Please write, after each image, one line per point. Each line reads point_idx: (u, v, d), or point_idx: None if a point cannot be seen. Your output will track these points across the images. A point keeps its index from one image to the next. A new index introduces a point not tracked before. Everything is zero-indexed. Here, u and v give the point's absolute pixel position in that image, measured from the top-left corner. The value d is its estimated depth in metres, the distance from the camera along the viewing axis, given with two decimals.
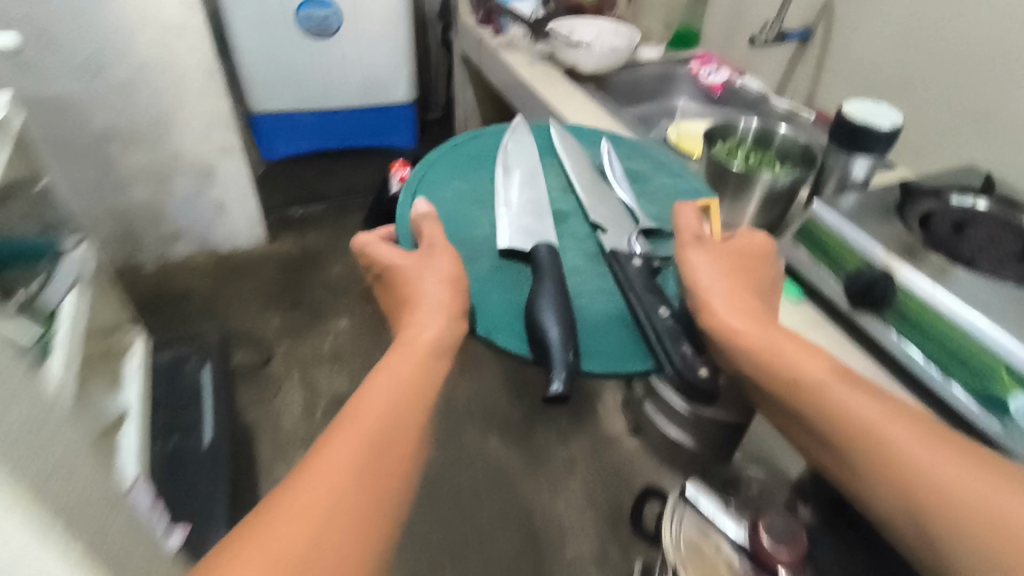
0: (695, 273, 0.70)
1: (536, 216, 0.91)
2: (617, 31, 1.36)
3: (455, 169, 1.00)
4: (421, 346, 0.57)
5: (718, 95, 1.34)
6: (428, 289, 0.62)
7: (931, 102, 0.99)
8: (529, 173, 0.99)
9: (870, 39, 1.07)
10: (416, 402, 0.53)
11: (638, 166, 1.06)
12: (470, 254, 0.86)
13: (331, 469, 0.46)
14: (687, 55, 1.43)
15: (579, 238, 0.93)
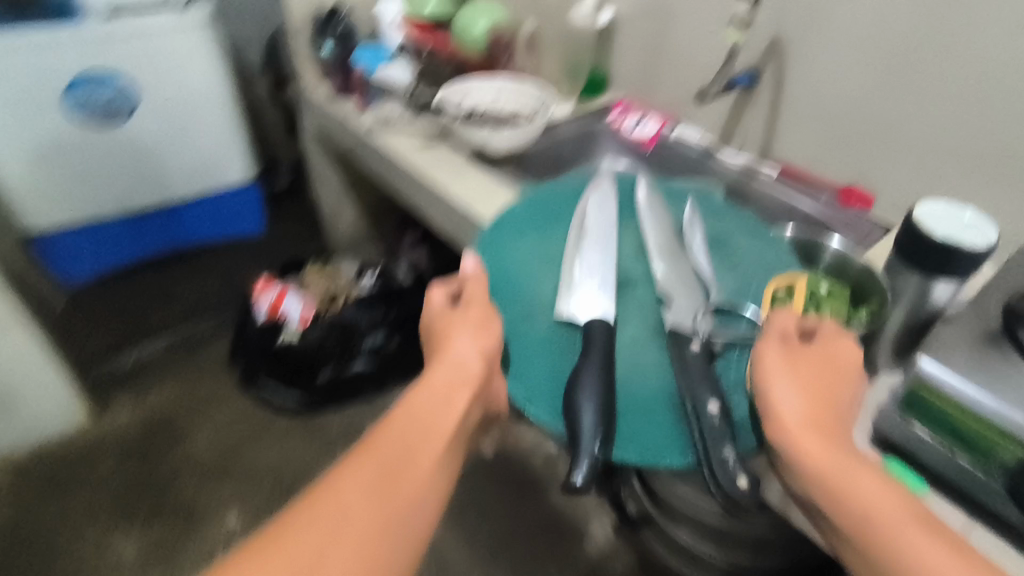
0: (771, 389, 0.55)
1: (595, 279, 0.79)
2: (520, 93, 1.09)
3: (527, 217, 0.91)
4: (453, 386, 0.64)
5: (651, 150, 1.12)
6: (459, 350, 0.66)
7: (931, 153, 0.85)
8: (605, 230, 0.88)
9: (836, 83, 0.91)
10: (439, 437, 0.59)
11: (721, 229, 0.90)
12: (524, 314, 0.79)
13: (374, 464, 0.54)
14: (602, 105, 1.20)
15: (646, 307, 0.81)
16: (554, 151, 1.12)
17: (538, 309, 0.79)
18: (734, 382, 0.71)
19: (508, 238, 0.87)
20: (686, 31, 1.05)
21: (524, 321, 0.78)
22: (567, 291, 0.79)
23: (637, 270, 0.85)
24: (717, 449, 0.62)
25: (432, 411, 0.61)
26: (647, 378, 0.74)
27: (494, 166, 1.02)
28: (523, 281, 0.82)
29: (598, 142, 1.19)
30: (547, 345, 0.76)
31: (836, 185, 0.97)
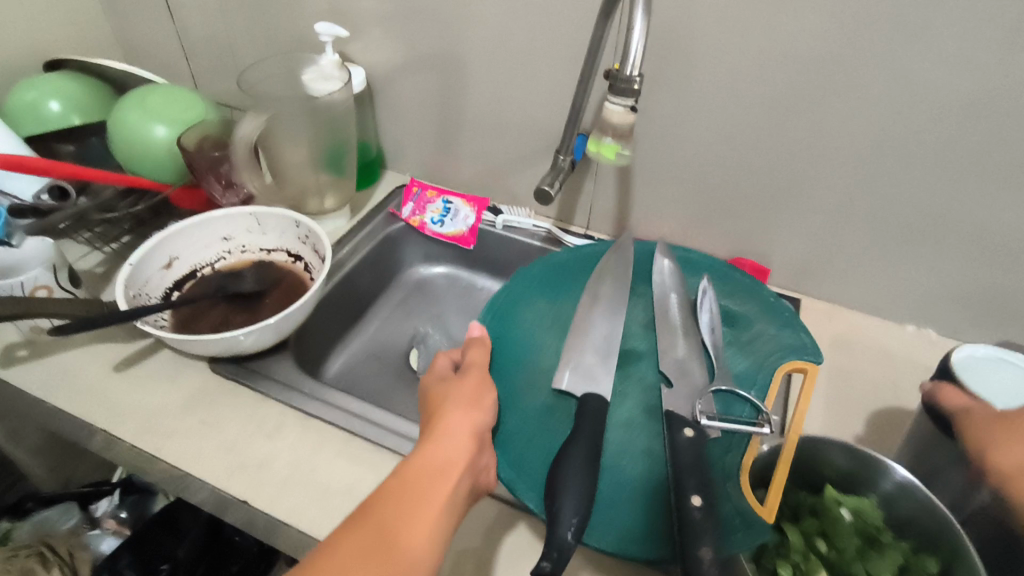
0: (960, 408, 0.47)
1: (600, 354, 0.60)
2: (267, 229, 0.72)
3: (541, 278, 0.71)
4: (453, 454, 0.47)
5: (474, 246, 0.83)
6: (454, 420, 0.49)
7: (831, 217, 0.67)
8: (619, 298, 0.66)
9: (703, 145, 0.68)
10: (434, 510, 0.43)
11: (744, 302, 0.66)
12: (511, 393, 0.59)
13: (366, 533, 0.40)
14: (388, 194, 0.86)
15: (645, 386, 0.60)
16: (343, 292, 0.75)
17: (539, 380, 0.61)
18: (728, 469, 0.50)
19: (517, 300, 0.68)
20: (485, 88, 0.74)
21: (527, 395, 0.59)
22: (570, 359, 0.60)
23: (640, 346, 0.63)
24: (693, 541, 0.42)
25: (426, 474, 0.45)
26: (632, 468, 0.53)
27: (261, 372, 0.62)
28: (525, 350, 0.64)
29: (400, 249, 0.84)
30: (536, 435, 0.56)
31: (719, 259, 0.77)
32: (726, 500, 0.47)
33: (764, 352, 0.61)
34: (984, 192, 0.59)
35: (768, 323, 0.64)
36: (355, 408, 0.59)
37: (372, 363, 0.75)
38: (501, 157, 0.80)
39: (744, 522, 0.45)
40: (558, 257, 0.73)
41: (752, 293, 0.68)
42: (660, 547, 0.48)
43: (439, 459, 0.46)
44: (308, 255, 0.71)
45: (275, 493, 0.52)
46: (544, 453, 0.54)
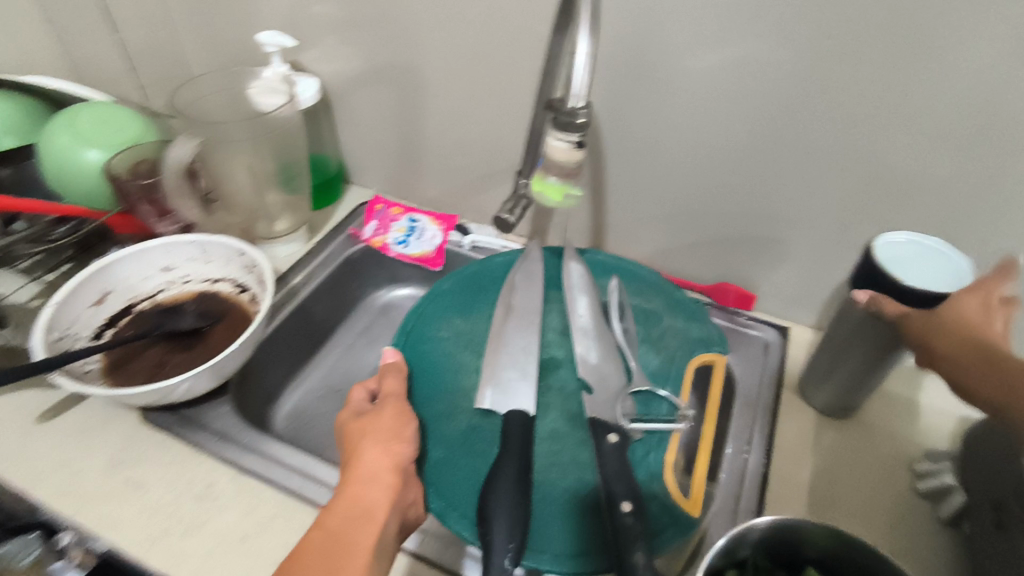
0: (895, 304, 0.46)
1: (521, 369, 0.55)
2: (212, 257, 0.66)
3: (456, 294, 0.66)
4: (378, 492, 0.42)
5: (440, 268, 0.77)
6: (374, 455, 0.44)
7: (827, 242, 0.61)
8: (534, 302, 0.61)
9: (685, 160, 0.62)
10: (364, 554, 0.38)
11: (653, 302, 0.64)
12: (439, 414, 0.55)
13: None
14: (349, 213, 0.80)
15: (563, 396, 0.56)
16: (296, 322, 0.70)
17: (461, 402, 0.56)
18: (653, 469, 0.50)
19: (426, 320, 0.63)
20: (448, 100, 0.67)
21: (447, 419, 0.55)
22: (490, 376, 0.55)
23: (557, 354, 0.60)
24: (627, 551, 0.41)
25: (349, 519, 0.40)
26: (562, 479, 0.50)
27: (196, 420, 0.57)
28: (446, 371, 0.59)
29: (362, 272, 0.79)
30: (455, 451, 0.52)
31: (702, 282, 0.71)
32: (652, 497, 0.49)
33: (673, 347, 0.60)
34: (998, 220, 0.53)
35: (676, 318, 0.62)
36: (295, 460, 0.54)
37: (327, 398, 0.70)
38: (467, 173, 0.74)
39: (671, 515, 0.48)
40: (468, 266, 0.68)
41: (660, 289, 0.65)
42: (597, 557, 0.46)
43: (362, 500, 0.41)
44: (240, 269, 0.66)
45: (200, 564, 0.48)
46: (471, 465, 0.51)
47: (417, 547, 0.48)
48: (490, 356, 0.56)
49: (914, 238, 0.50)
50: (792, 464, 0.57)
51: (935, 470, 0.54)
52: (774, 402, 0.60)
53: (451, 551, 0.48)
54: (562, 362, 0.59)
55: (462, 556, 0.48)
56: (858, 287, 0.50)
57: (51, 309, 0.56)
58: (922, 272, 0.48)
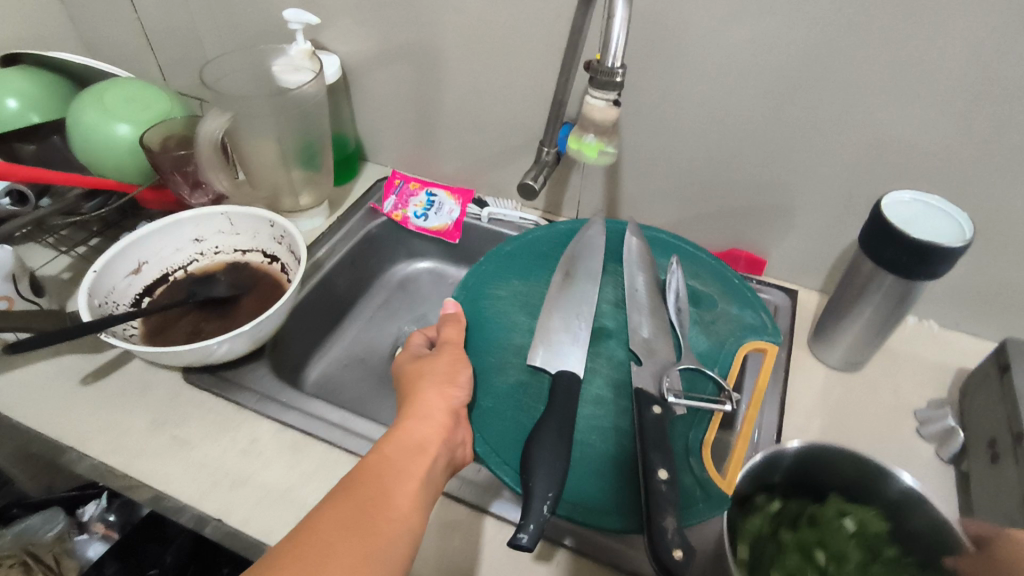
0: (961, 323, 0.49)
1: (572, 334, 0.58)
2: (240, 230, 0.69)
3: (517, 259, 0.68)
4: (431, 429, 0.45)
5: (459, 240, 0.80)
6: (430, 397, 0.47)
7: (830, 209, 0.64)
8: (590, 275, 0.64)
9: (695, 132, 0.65)
10: (414, 484, 0.41)
11: (708, 284, 0.65)
12: (484, 370, 0.57)
13: (347, 505, 0.38)
14: (368, 189, 0.82)
15: (612, 361, 0.58)
16: (323, 293, 0.72)
17: (511, 357, 0.58)
18: (691, 446, 0.49)
19: (487, 277, 0.66)
20: (466, 78, 0.70)
21: (496, 372, 0.57)
22: (542, 338, 0.57)
23: (610, 323, 0.61)
24: (658, 509, 0.41)
25: (405, 449, 0.43)
26: (602, 443, 0.52)
27: (237, 382, 0.59)
28: (497, 329, 0.61)
29: (382, 246, 0.81)
30: (507, 417, 0.54)
31: (713, 250, 0.74)
32: (685, 471, 0.47)
33: (724, 331, 0.60)
34: (992, 184, 0.56)
35: (731, 304, 0.62)
36: (336, 418, 0.57)
37: (352, 366, 0.73)
38: (485, 148, 0.76)
39: (704, 489, 0.46)
40: (529, 236, 0.70)
41: (717, 275, 0.66)
42: (626, 518, 0.47)
43: (417, 434, 0.44)
44: (275, 239, 0.67)
45: (251, 511, 0.50)
46: (518, 426, 0.53)
47: (457, 492, 0.52)
48: (544, 319, 0.59)
49: (921, 197, 0.54)
50: (802, 415, 0.60)
51: (935, 417, 0.58)
52: (786, 359, 0.64)
53: (488, 496, 0.52)
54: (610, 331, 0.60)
55: (492, 497, 0.52)
56: (868, 243, 0.54)
57: (94, 273, 0.59)
58: (926, 230, 0.52)
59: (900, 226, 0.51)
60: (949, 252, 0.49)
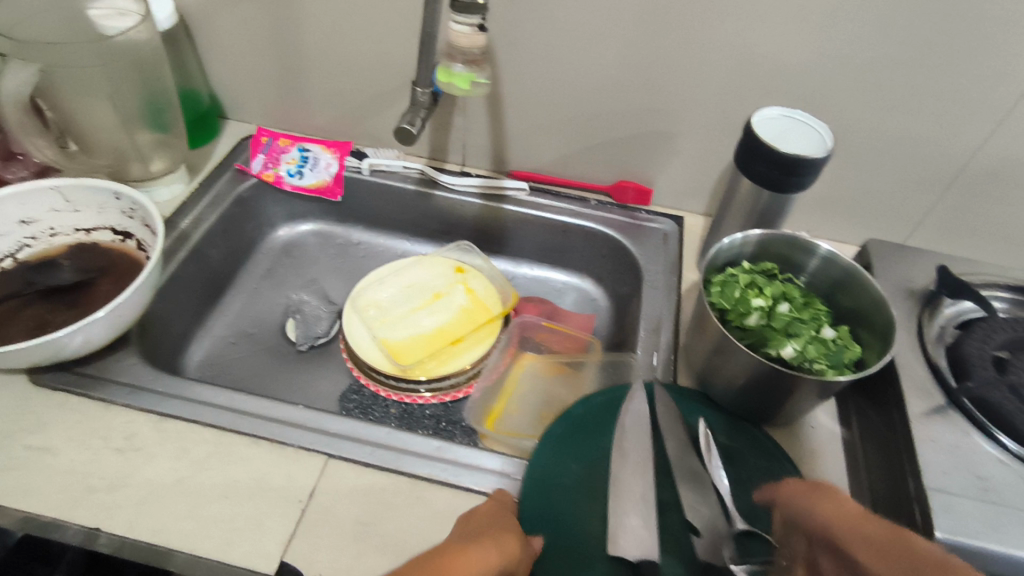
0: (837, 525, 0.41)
1: (641, 508, 0.46)
2: (80, 205, 0.60)
3: (573, 439, 0.52)
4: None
5: (341, 196, 0.74)
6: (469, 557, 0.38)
7: (707, 131, 0.66)
8: (643, 454, 0.50)
9: (570, 61, 0.64)
10: None
11: (734, 429, 0.53)
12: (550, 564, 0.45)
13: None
14: (232, 148, 0.75)
15: (675, 541, 0.46)
16: (195, 266, 0.65)
17: (580, 545, 0.45)
18: None
19: (541, 468, 0.50)
20: (326, 13, 0.64)
21: (569, 563, 0.45)
22: (616, 520, 0.45)
23: (660, 497, 0.48)
24: None
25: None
26: None
27: (100, 376, 0.53)
28: (562, 519, 0.47)
29: (257, 212, 0.74)
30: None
31: (602, 184, 0.74)
32: None
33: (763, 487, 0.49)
34: (845, 94, 0.60)
35: (761, 456, 0.50)
36: (222, 399, 0.52)
37: (241, 345, 0.67)
38: (358, 94, 0.71)
39: None
40: (572, 405, 0.55)
41: (745, 430, 0.53)
42: None
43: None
44: (124, 211, 0.60)
45: (137, 512, 0.45)
46: None
47: (367, 456, 0.49)
48: (586, 493, 0.48)
49: (785, 110, 0.56)
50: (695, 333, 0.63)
51: None
52: (679, 284, 0.66)
53: (397, 455, 0.50)
54: (664, 505, 0.48)
55: (403, 454, 0.50)
56: (743, 160, 0.56)
57: None
58: (790, 143, 0.54)
59: (769, 142, 0.53)
60: (813, 161, 0.52)
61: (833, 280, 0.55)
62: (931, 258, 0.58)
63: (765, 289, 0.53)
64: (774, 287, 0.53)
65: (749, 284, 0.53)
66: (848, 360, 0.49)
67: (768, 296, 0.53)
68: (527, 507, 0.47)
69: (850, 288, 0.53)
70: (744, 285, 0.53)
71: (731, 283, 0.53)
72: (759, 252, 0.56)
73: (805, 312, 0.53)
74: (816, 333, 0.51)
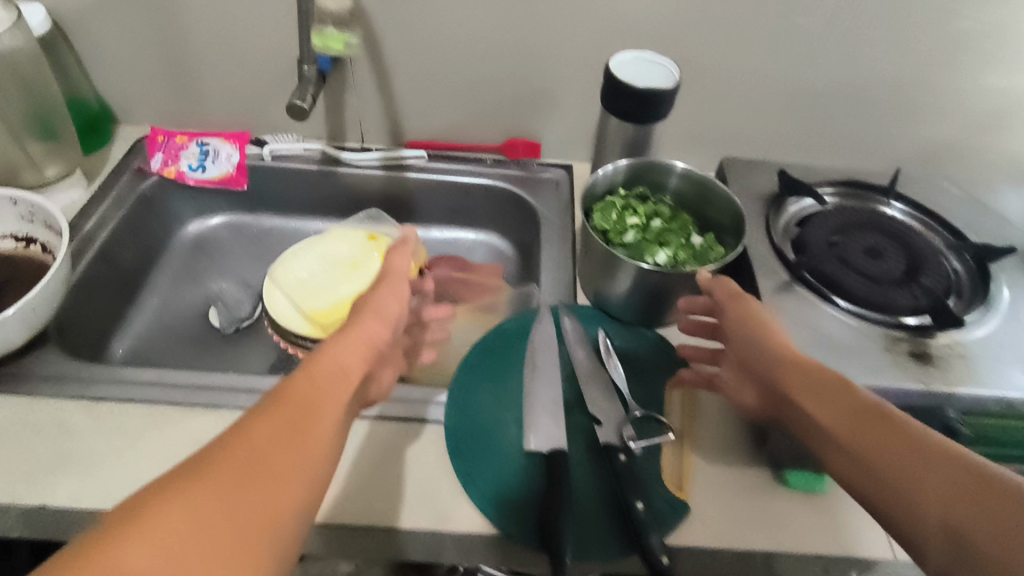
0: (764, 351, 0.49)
1: (550, 408, 0.53)
2: None
3: (489, 364, 0.58)
4: (351, 368, 0.42)
5: (246, 185, 0.77)
6: (362, 331, 0.45)
7: (580, 83, 0.73)
8: (548, 366, 0.57)
9: (447, 31, 0.69)
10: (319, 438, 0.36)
11: (625, 336, 0.61)
12: (477, 466, 0.50)
13: (221, 484, 0.30)
14: (127, 149, 0.75)
15: (581, 434, 0.53)
16: (105, 265, 0.66)
17: (501, 448, 0.52)
18: (651, 475, 0.51)
19: (462, 391, 0.55)
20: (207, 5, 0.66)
21: (494, 463, 0.51)
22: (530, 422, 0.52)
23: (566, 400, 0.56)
24: (646, 537, 0.45)
25: (321, 397, 0.38)
26: (592, 493, 0.50)
27: (22, 373, 0.54)
28: (484, 430, 0.53)
29: (162, 210, 0.75)
30: (506, 513, 0.48)
31: (494, 145, 0.80)
32: (655, 494, 0.49)
33: (652, 379, 0.57)
34: (691, 36, 0.68)
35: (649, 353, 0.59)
36: (153, 377, 0.54)
37: (165, 336, 0.69)
38: (249, 82, 0.73)
39: (675, 508, 0.49)
40: (485, 335, 0.61)
41: (635, 336, 0.61)
42: (616, 546, 0.47)
43: (336, 377, 0.40)
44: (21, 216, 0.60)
45: (81, 486, 0.47)
46: (526, 506, 0.48)
47: None
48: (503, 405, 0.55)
49: (639, 54, 0.64)
50: None
51: None
52: (572, 223, 0.73)
53: None
54: (570, 407, 0.55)
55: None
56: (608, 100, 0.63)
57: None
58: (645, 80, 0.61)
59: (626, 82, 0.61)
60: (664, 94, 0.59)
61: (696, 196, 0.63)
62: (777, 167, 0.67)
63: (639, 209, 0.61)
64: (647, 206, 0.61)
65: (625, 206, 0.61)
66: (713, 258, 0.58)
67: (642, 215, 0.61)
68: (452, 426, 0.53)
69: (710, 200, 0.62)
70: (620, 208, 0.61)
71: (610, 207, 0.61)
72: (633, 180, 0.64)
73: (675, 224, 0.61)
74: (684, 241, 0.59)
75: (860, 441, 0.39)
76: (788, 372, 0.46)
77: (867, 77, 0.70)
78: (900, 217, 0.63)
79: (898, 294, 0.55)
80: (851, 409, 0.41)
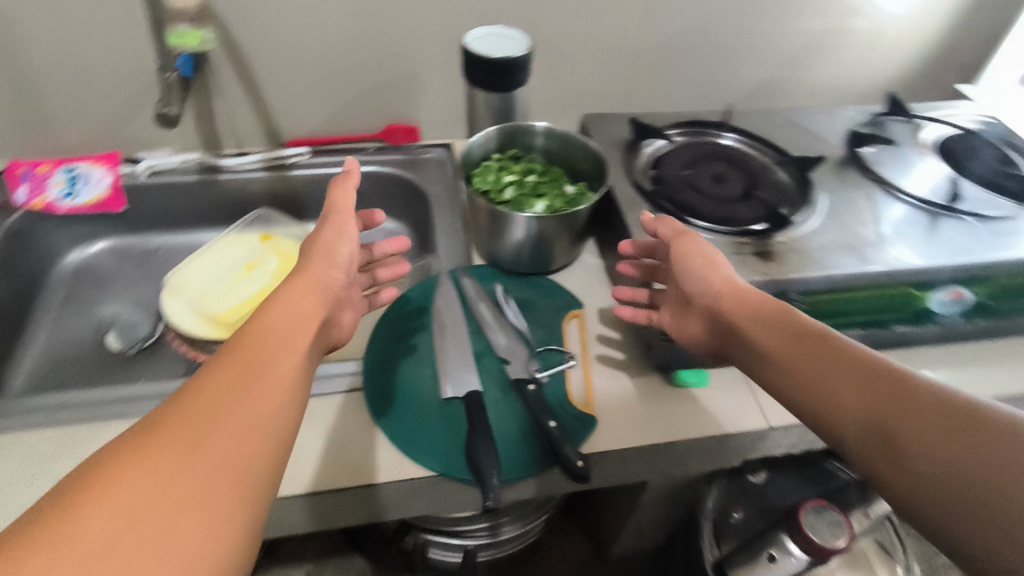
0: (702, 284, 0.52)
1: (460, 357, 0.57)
2: None
3: (398, 330, 0.62)
4: (302, 315, 0.44)
5: (124, 205, 0.75)
6: (309, 277, 0.47)
7: (443, 64, 0.78)
8: (454, 322, 0.61)
9: (305, 27, 0.71)
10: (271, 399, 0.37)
11: (520, 286, 0.67)
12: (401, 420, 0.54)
13: (174, 446, 0.31)
14: None
15: (493, 374, 0.58)
16: None
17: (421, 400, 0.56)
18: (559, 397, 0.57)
19: (376, 358, 0.59)
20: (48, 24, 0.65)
21: (416, 414, 0.55)
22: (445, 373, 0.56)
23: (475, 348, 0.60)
24: (560, 446, 0.51)
25: (272, 352, 0.39)
26: (509, 423, 0.55)
27: None
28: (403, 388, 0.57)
29: (36, 243, 0.72)
30: (437, 456, 0.52)
31: (373, 133, 0.83)
32: (564, 412, 0.55)
33: (549, 318, 0.63)
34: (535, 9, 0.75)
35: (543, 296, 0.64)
36: (57, 400, 0.54)
37: (61, 368, 0.67)
38: (108, 100, 0.72)
39: (583, 420, 0.55)
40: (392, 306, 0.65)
41: (529, 284, 0.67)
42: (537, 462, 0.52)
43: (283, 326, 0.42)
44: None
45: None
46: (452, 445, 0.52)
47: None
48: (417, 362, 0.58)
49: (490, 29, 0.69)
50: None
51: None
52: (459, 194, 0.77)
53: None
54: (480, 353, 0.60)
55: None
56: (469, 73, 0.68)
57: None
58: (500, 52, 0.67)
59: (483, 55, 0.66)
60: (518, 61, 0.65)
61: (566, 151, 0.69)
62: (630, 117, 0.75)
63: (514, 168, 0.67)
64: (522, 164, 0.67)
65: (501, 167, 0.67)
66: (585, 202, 0.64)
67: (517, 172, 0.66)
68: (372, 390, 0.56)
69: (576, 152, 0.68)
70: (497, 169, 0.66)
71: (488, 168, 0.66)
72: (507, 143, 0.69)
73: (548, 176, 0.67)
74: (559, 191, 0.66)
75: (796, 359, 0.42)
76: (729, 302, 0.49)
77: (693, 30, 0.80)
78: (734, 145, 0.73)
79: (740, 210, 0.64)
80: (791, 331, 0.44)
